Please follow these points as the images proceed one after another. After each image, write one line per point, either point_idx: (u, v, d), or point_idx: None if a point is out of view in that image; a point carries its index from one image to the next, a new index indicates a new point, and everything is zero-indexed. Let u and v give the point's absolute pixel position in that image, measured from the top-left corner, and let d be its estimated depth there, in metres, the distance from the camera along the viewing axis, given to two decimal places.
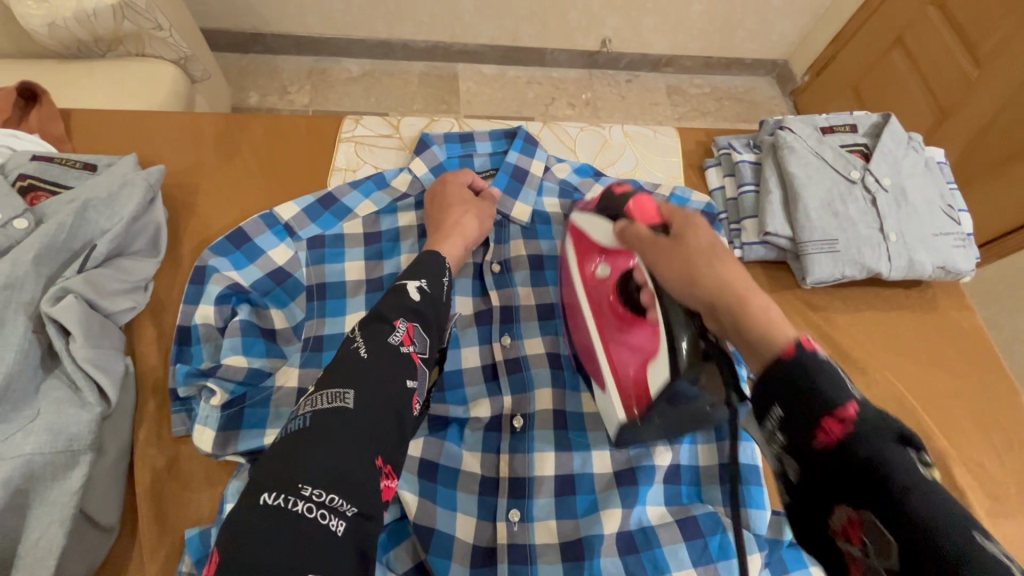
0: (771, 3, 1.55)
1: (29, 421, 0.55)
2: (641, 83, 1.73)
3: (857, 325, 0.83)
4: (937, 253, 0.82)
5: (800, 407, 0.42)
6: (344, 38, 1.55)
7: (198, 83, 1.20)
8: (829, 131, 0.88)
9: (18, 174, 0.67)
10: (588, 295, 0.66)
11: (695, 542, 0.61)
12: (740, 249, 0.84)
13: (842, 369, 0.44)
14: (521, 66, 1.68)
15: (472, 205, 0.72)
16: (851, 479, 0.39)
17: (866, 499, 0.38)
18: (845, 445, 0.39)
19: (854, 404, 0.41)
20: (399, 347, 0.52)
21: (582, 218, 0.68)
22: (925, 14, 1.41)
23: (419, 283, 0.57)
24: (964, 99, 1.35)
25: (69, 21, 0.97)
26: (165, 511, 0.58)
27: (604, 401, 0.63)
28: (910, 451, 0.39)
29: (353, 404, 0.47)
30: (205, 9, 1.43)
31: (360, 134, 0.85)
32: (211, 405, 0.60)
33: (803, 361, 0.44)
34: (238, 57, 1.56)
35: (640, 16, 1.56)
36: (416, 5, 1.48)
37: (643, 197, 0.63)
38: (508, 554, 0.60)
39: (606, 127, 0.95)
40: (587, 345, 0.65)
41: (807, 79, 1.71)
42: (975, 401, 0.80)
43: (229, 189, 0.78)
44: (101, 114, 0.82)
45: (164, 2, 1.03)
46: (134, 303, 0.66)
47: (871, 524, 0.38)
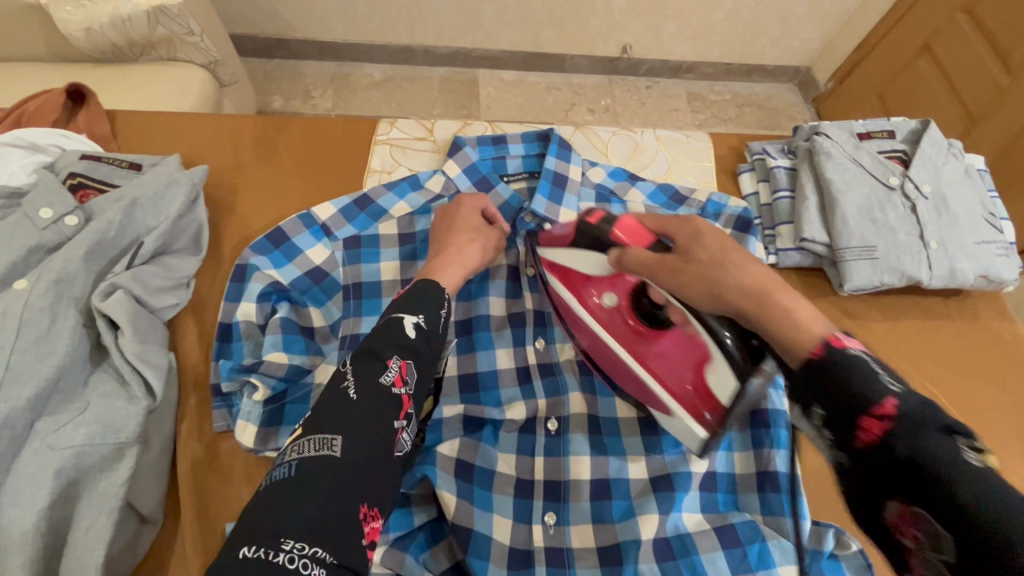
0: (796, 10, 1.54)
1: (79, 413, 0.56)
2: (661, 89, 1.73)
3: (894, 334, 0.81)
4: (979, 262, 0.81)
5: (839, 404, 0.40)
6: (367, 44, 1.57)
7: (225, 87, 1.23)
8: (866, 137, 0.87)
9: (70, 172, 0.69)
10: (606, 328, 0.65)
11: (734, 550, 0.59)
12: (775, 255, 0.83)
13: (878, 363, 0.41)
14: (541, 71, 1.69)
15: (479, 234, 0.68)
16: (899, 478, 0.37)
17: (916, 496, 0.36)
18: (888, 441, 0.37)
19: (893, 397, 0.38)
20: (391, 388, 0.48)
21: (559, 256, 0.67)
22: (953, 21, 1.39)
23: (416, 318, 0.54)
24: (996, 107, 1.32)
25: (109, 26, 1.00)
26: (207, 506, 0.59)
27: (674, 423, 0.62)
28: (956, 440, 0.36)
29: (341, 452, 0.43)
30: (231, 15, 1.46)
31: (394, 137, 0.86)
32: (254, 401, 0.61)
33: (835, 357, 0.42)
34: (263, 62, 1.59)
35: (662, 22, 1.56)
36: (438, 12, 1.49)
37: (625, 218, 0.59)
38: (545, 557, 0.60)
39: (637, 132, 0.95)
40: (627, 373, 0.64)
41: (830, 86, 1.69)
42: (1018, 412, 0.78)
43: (267, 190, 0.80)
44: (144, 116, 0.84)
45: (197, 9, 1.06)
46: (178, 300, 0.68)
47: (928, 521, 0.35)
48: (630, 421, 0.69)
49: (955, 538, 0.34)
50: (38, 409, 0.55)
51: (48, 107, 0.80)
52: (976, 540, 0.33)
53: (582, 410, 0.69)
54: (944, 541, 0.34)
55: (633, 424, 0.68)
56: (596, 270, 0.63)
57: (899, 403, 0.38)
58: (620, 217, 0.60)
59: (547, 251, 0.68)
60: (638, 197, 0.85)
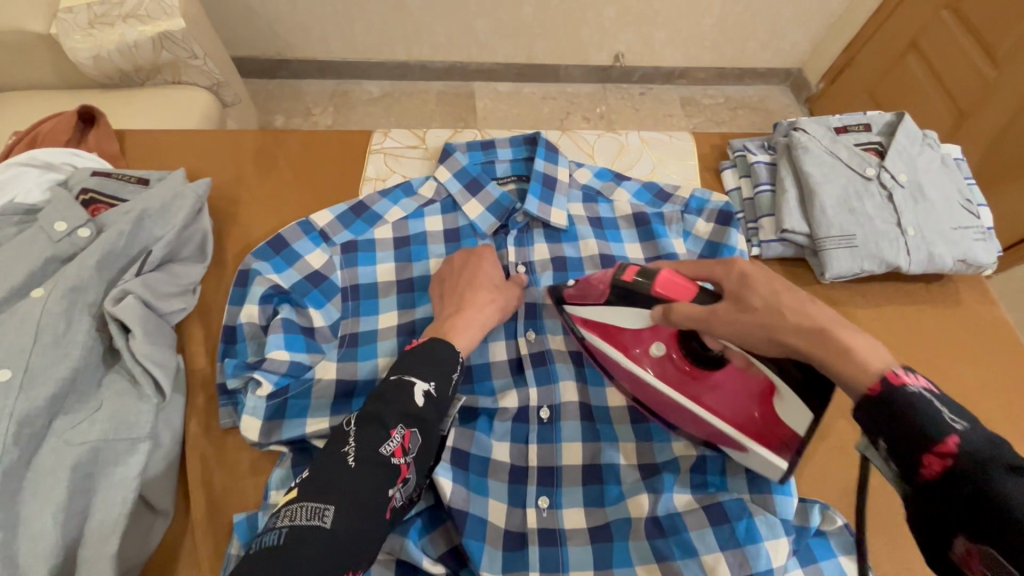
0: (783, 13, 1.58)
1: (93, 412, 0.59)
2: (655, 95, 1.77)
3: (878, 319, 0.84)
4: (957, 246, 0.83)
5: (903, 444, 0.43)
6: (366, 62, 1.63)
7: (229, 107, 1.29)
8: (843, 131, 0.90)
9: (81, 188, 0.73)
10: (661, 379, 0.63)
11: (722, 527, 0.62)
12: (758, 247, 0.86)
13: (941, 400, 0.43)
14: (535, 82, 1.74)
15: (497, 293, 0.69)
16: (964, 518, 0.40)
17: (985, 536, 0.39)
18: (951, 480, 0.40)
19: (955, 439, 0.41)
20: (389, 458, 0.52)
21: (594, 314, 0.65)
22: (939, 19, 1.41)
23: (427, 385, 0.56)
24: (984, 101, 1.35)
25: (117, 52, 1.06)
26: (215, 497, 0.62)
27: (751, 460, 0.61)
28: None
29: (331, 523, 0.47)
30: (233, 38, 1.52)
31: (388, 146, 0.90)
32: (258, 395, 0.64)
33: (895, 399, 0.44)
34: (264, 82, 1.64)
35: (653, 30, 1.60)
36: (434, 29, 1.54)
37: (664, 274, 0.59)
38: (539, 537, 0.63)
39: (622, 134, 0.99)
40: (693, 421, 0.63)
41: (822, 86, 1.74)
42: (1002, 393, 0.79)
43: (268, 200, 0.84)
44: (152, 134, 0.89)
45: (201, 33, 1.11)
46: (185, 304, 0.71)
47: (993, 561, 0.38)
48: (621, 409, 0.71)
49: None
50: (55, 408, 0.58)
51: (61, 129, 0.85)
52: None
53: (574, 398, 0.71)
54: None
55: (623, 413, 0.71)
56: (636, 321, 0.63)
57: (963, 442, 0.41)
58: (655, 271, 0.60)
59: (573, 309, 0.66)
60: (624, 197, 0.88)
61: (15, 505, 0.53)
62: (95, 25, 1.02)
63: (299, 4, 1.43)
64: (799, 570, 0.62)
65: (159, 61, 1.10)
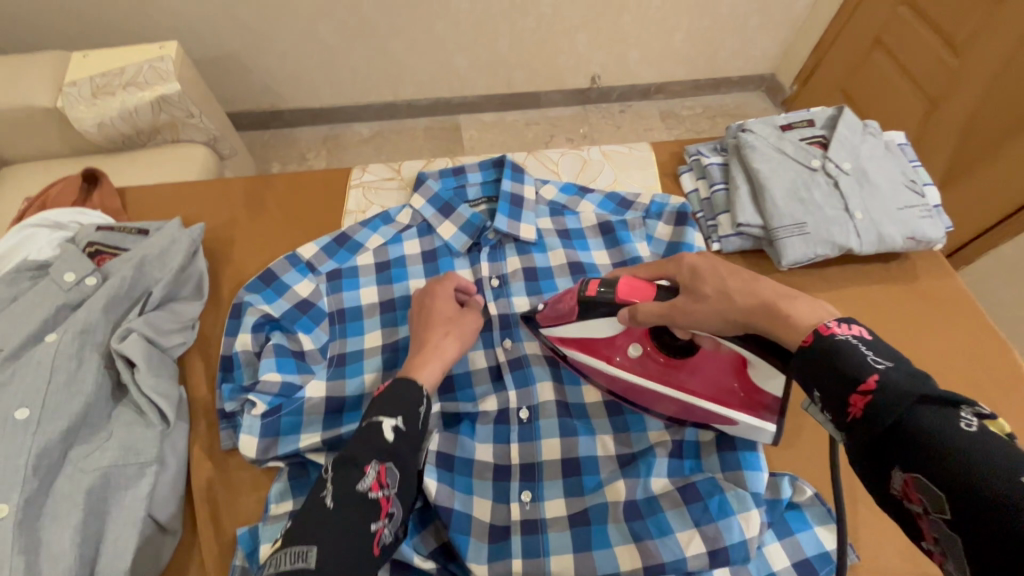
0: (748, 23, 1.67)
1: (105, 441, 0.65)
2: (634, 112, 1.87)
3: (840, 300, 0.88)
4: (904, 225, 0.87)
5: (832, 387, 0.46)
6: (356, 106, 1.73)
7: (226, 159, 1.38)
8: (789, 128, 0.95)
9: (87, 242, 0.80)
10: (646, 376, 0.68)
11: (695, 505, 0.65)
12: (718, 242, 0.91)
13: (868, 345, 0.47)
14: (518, 109, 1.83)
15: (452, 325, 0.71)
16: (891, 448, 0.43)
17: (910, 460, 0.41)
18: (873, 416, 0.44)
19: (875, 376, 0.44)
20: (367, 493, 0.55)
21: (570, 331, 0.70)
22: (897, 14, 1.45)
23: (395, 420, 0.60)
24: (951, 89, 1.37)
25: (119, 118, 1.16)
26: (220, 514, 0.67)
27: (744, 431, 0.66)
28: (941, 409, 0.41)
29: (315, 563, 0.50)
30: (230, 95, 1.62)
31: (366, 180, 0.97)
32: (253, 414, 0.69)
33: (820, 348, 0.48)
34: (260, 133, 1.75)
35: (626, 51, 1.69)
36: (416, 69, 1.64)
37: (623, 282, 0.63)
38: (522, 528, 0.67)
39: (584, 150, 1.06)
40: (685, 407, 0.67)
41: (795, 88, 1.82)
42: (962, 360, 0.84)
43: (261, 240, 0.90)
44: (150, 190, 0.96)
45: (197, 94, 1.21)
46: (184, 339, 0.77)
47: (924, 483, 0.41)
48: (597, 404, 0.76)
49: (948, 495, 0.39)
50: (70, 440, 0.63)
51: (68, 191, 0.92)
52: (959, 495, 0.38)
53: (551, 397, 0.76)
54: (939, 498, 0.40)
55: (600, 407, 0.75)
56: (608, 329, 0.68)
57: (883, 380, 0.44)
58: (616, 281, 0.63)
59: (550, 331, 0.71)
60: (589, 208, 0.94)
61: (37, 529, 0.58)
62: (97, 95, 1.13)
63: (289, 59, 1.54)
64: (775, 542, 0.66)
65: (159, 122, 1.19)
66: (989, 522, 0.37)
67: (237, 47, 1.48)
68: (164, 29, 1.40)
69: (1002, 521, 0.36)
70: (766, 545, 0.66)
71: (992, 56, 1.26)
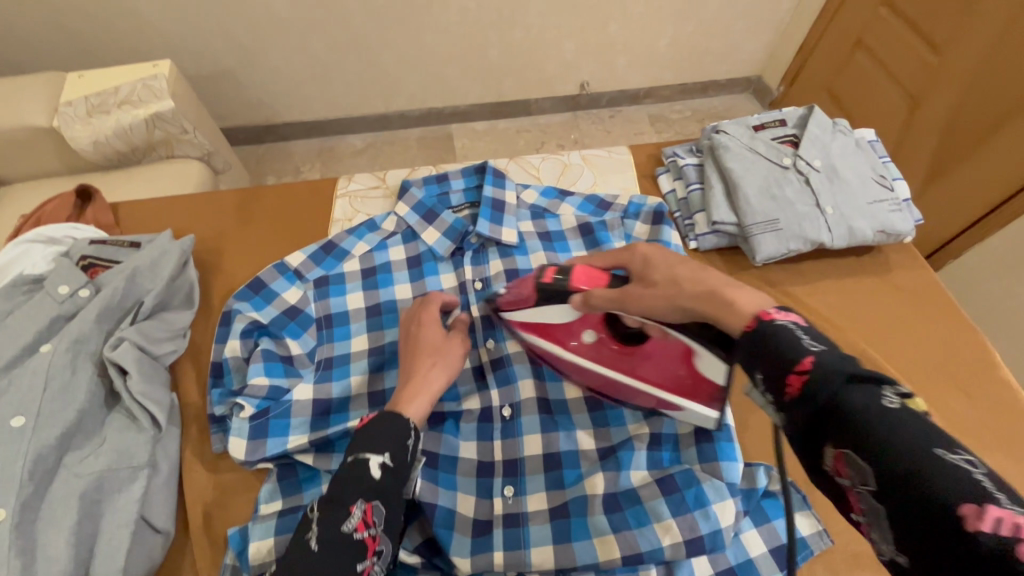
0: (732, 27, 1.70)
1: (98, 446, 0.67)
2: (624, 116, 1.90)
3: (815, 294, 0.90)
4: (874, 218, 0.90)
5: (772, 369, 0.45)
6: (349, 118, 1.76)
7: (221, 174, 1.41)
8: (761, 129, 0.98)
9: (80, 255, 0.82)
10: (598, 361, 0.70)
11: (673, 495, 0.67)
12: (695, 240, 0.94)
13: (806, 329, 0.46)
14: (509, 117, 1.87)
15: (440, 355, 0.70)
16: (823, 424, 0.42)
17: (842, 434, 0.40)
18: (808, 395, 0.43)
19: (810, 357, 0.43)
20: (353, 534, 0.56)
21: (530, 316, 0.72)
22: (878, 15, 1.47)
23: (381, 457, 0.60)
24: (932, 87, 1.37)
25: (115, 135, 1.19)
26: (210, 514, 0.69)
27: (688, 415, 0.69)
28: (869, 386, 0.41)
29: None
30: (225, 111, 1.66)
31: (352, 189, 1.00)
32: (241, 417, 0.71)
33: (763, 331, 0.47)
34: (256, 147, 1.78)
35: (614, 57, 1.73)
36: (407, 81, 1.67)
37: (579, 269, 0.67)
38: (503, 521, 0.68)
39: (564, 155, 1.08)
40: (633, 392, 0.70)
41: (782, 89, 1.86)
42: (934, 347, 0.86)
43: (251, 250, 0.93)
44: (141, 205, 0.98)
45: (191, 110, 1.24)
46: (176, 347, 0.79)
47: (854, 457, 0.40)
48: (578, 399, 0.77)
49: (875, 468, 0.38)
50: (64, 445, 0.66)
51: (62, 207, 0.95)
52: (884, 469, 0.38)
53: (533, 394, 0.77)
54: (867, 471, 0.39)
55: (580, 403, 0.77)
56: (563, 317, 0.69)
57: (818, 361, 0.43)
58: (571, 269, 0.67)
59: (509, 314, 0.75)
60: (569, 211, 0.97)
61: (33, 532, 0.60)
62: (92, 114, 1.16)
63: (282, 74, 1.57)
64: (752, 530, 0.69)
65: (153, 139, 1.23)
66: (909, 492, 0.36)
67: (232, 63, 1.51)
68: (159, 48, 1.43)
69: (922, 488, 0.36)
70: (743, 533, 0.68)
71: (973, 53, 1.26)
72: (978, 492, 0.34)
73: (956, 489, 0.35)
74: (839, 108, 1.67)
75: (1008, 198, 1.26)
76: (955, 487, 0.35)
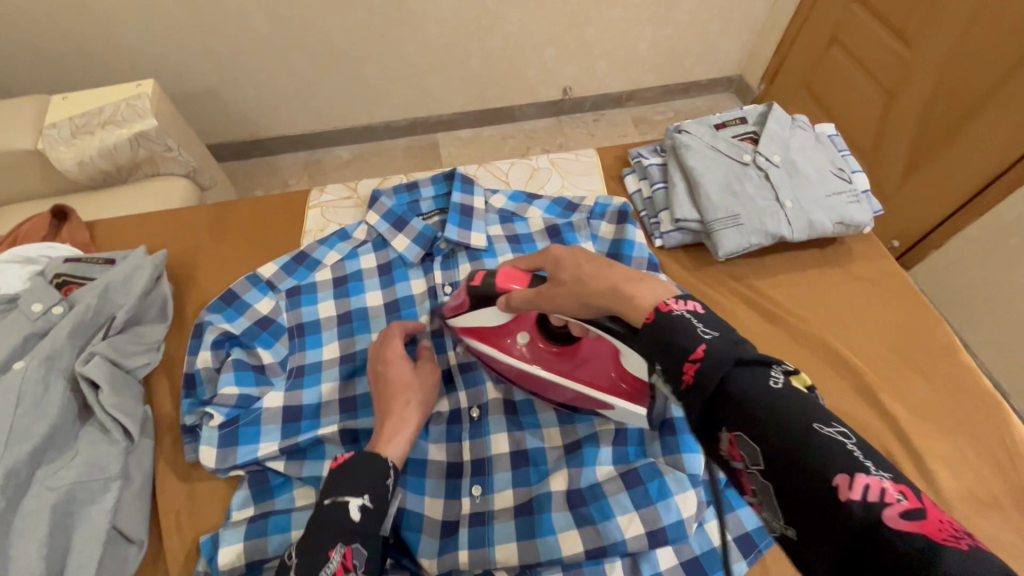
0: (709, 29, 1.73)
1: (71, 459, 0.68)
2: (607, 120, 1.93)
3: (778, 287, 0.92)
4: (833, 210, 0.92)
5: (669, 359, 0.45)
6: (335, 131, 1.78)
7: (207, 190, 1.44)
8: (722, 127, 1.00)
9: (55, 273, 0.84)
10: (534, 362, 0.71)
11: (636, 489, 0.69)
12: (660, 238, 0.96)
13: (698, 316, 0.46)
14: (494, 124, 1.90)
15: (415, 391, 0.71)
16: (717, 409, 0.41)
17: (735, 418, 0.40)
18: (702, 381, 0.42)
19: (703, 344, 0.43)
20: None
21: (467, 321, 0.75)
22: (850, 11, 1.49)
23: (361, 499, 0.59)
24: (905, 80, 1.37)
25: (99, 155, 1.20)
26: (183, 523, 0.70)
27: (622, 414, 0.67)
28: (755, 369, 0.42)
29: None
30: (212, 129, 1.68)
31: (325, 201, 1.02)
32: (211, 426, 0.73)
33: (660, 323, 0.46)
34: (243, 162, 1.80)
35: (594, 62, 1.75)
36: (391, 92, 1.69)
37: (506, 269, 0.68)
38: (469, 521, 0.70)
39: (533, 159, 1.11)
40: (571, 393, 0.70)
41: (762, 87, 1.88)
42: (896, 334, 0.88)
43: (227, 264, 0.95)
44: (119, 223, 1.00)
45: (174, 128, 1.26)
46: (149, 360, 0.81)
47: (745, 440, 0.40)
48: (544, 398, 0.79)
49: (763, 448, 0.39)
50: (36, 460, 0.67)
51: (38, 227, 0.96)
52: (772, 449, 0.38)
53: (498, 395, 0.80)
54: (755, 451, 0.39)
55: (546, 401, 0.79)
56: (497, 318, 0.71)
57: (712, 347, 0.43)
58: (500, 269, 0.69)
59: (454, 321, 0.77)
60: (537, 214, 0.99)
61: (5, 546, 0.62)
62: (76, 135, 1.18)
63: (266, 89, 1.60)
64: (715, 520, 0.70)
65: (138, 158, 1.25)
66: (795, 470, 0.37)
67: (216, 81, 1.53)
68: (143, 68, 1.46)
69: (802, 465, 0.37)
70: (707, 523, 0.70)
71: (942, 45, 1.27)
72: (851, 463, 0.36)
73: (832, 462, 0.36)
74: (814, 104, 1.70)
75: (980, 190, 1.25)
76: (833, 461, 0.36)
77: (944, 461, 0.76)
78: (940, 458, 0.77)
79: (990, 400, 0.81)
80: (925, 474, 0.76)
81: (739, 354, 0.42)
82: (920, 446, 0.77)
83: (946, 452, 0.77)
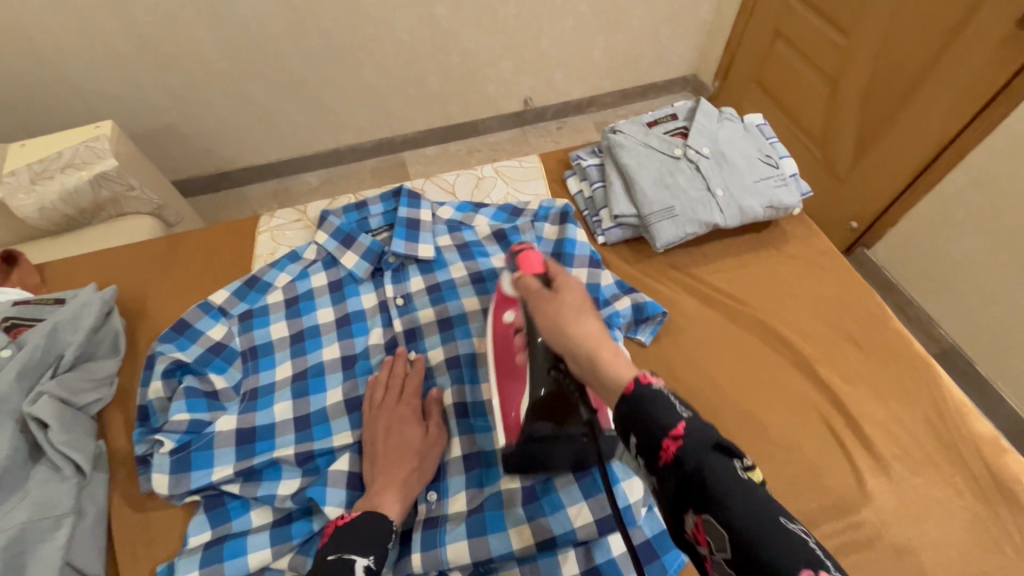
0: (658, 33, 1.79)
1: (21, 499, 0.69)
2: (570, 127, 1.98)
3: (717, 273, 0.96)
4: (762, 196, 0.96)
5: (646, 436, 0.47)
6: (301, 158, 1.81)
7: (174, 227, 1.44)
8: (655, 124, 1.04)
9: (3, 317, 0.83)
10: (496, 343, 0.77)
11: (585, 479, 0.72)
12: (603, 235, 0.99)
13: (674, 395, 0.49)
14: (460, 139, 1.94)
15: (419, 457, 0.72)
16: (689, 492, 0.44)
17: (705, 505, 0.43)
18: (680, 462, 0.45)
19: (683, 421, 0.46)
20: None
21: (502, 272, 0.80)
22: (789, 7, 1.56)
23: (366, 560, 0.60)
24: (845, 68, 1.43)
25: (60, 201, 1.20)
26: (139, 555, 0.71)
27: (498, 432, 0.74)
28: (727, 456, 0.45)
29: None
30: (175, 165, 1.69)
31: (274, 225, 1.03)
32: (162, 453, 0.74)
33: (641, 395, 0.49)
34: (210, 197, 1.81)
35: (551, 72, 1.80)
36: (355, 115, 1.72)
37: (532, 254, 0.73)
38: (423, 525, 0.71)
39: (479, 168, 1.14)
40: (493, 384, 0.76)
41: (716, 84, 1.95)
42: (831, 309, 0.91)
43: (182, 296, 0.95)
44: (72, 263, 1.01)
45: (135, 167, 1.27)
46: (101, 396, 0.82)
47: (713, 525, 0.42)
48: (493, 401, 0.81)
49: (729, 536, 0.41)
50: None
51: None
52: (741, 538, 0.41)
53: (454, 399, 0.82)
54: (721, 537, 0.42)
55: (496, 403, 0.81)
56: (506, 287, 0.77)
57: (691, 425, 0.46)
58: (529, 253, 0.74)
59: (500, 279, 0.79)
60: (484, 221, 1.00)
61: None
62: (37, 181, 1.18)
63: (228, 122, 1.61)
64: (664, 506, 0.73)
65: (101, 200, 1.25)
66: (756, 560, 0.40)
67: (176, 117, 1.55)
68: (100, 109, 1.47)
69: (765, 557, 0.39)
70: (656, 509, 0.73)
71: (875, 34, 1.32)
72: (814, 561, 0.38)
73: (796, 557, 0.39)
74: (763, 96, 1.76)
75: (919, 173, 1.31)
76: (798, 557, 0.39)
77: (882, 426, 0.80)
78: (878, 423, 0.80)
79: (921, 363, 0.85)
80: (865, 442, 0.79)
81: (715, 437, 0.45)
82: (856, 415, 0.81)
83: (883, 418, 0.81)
